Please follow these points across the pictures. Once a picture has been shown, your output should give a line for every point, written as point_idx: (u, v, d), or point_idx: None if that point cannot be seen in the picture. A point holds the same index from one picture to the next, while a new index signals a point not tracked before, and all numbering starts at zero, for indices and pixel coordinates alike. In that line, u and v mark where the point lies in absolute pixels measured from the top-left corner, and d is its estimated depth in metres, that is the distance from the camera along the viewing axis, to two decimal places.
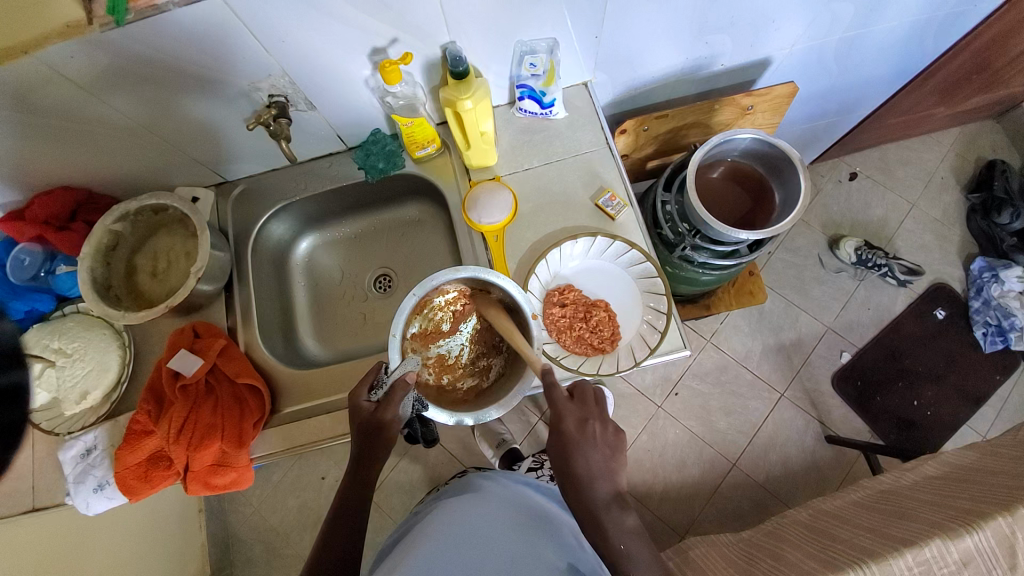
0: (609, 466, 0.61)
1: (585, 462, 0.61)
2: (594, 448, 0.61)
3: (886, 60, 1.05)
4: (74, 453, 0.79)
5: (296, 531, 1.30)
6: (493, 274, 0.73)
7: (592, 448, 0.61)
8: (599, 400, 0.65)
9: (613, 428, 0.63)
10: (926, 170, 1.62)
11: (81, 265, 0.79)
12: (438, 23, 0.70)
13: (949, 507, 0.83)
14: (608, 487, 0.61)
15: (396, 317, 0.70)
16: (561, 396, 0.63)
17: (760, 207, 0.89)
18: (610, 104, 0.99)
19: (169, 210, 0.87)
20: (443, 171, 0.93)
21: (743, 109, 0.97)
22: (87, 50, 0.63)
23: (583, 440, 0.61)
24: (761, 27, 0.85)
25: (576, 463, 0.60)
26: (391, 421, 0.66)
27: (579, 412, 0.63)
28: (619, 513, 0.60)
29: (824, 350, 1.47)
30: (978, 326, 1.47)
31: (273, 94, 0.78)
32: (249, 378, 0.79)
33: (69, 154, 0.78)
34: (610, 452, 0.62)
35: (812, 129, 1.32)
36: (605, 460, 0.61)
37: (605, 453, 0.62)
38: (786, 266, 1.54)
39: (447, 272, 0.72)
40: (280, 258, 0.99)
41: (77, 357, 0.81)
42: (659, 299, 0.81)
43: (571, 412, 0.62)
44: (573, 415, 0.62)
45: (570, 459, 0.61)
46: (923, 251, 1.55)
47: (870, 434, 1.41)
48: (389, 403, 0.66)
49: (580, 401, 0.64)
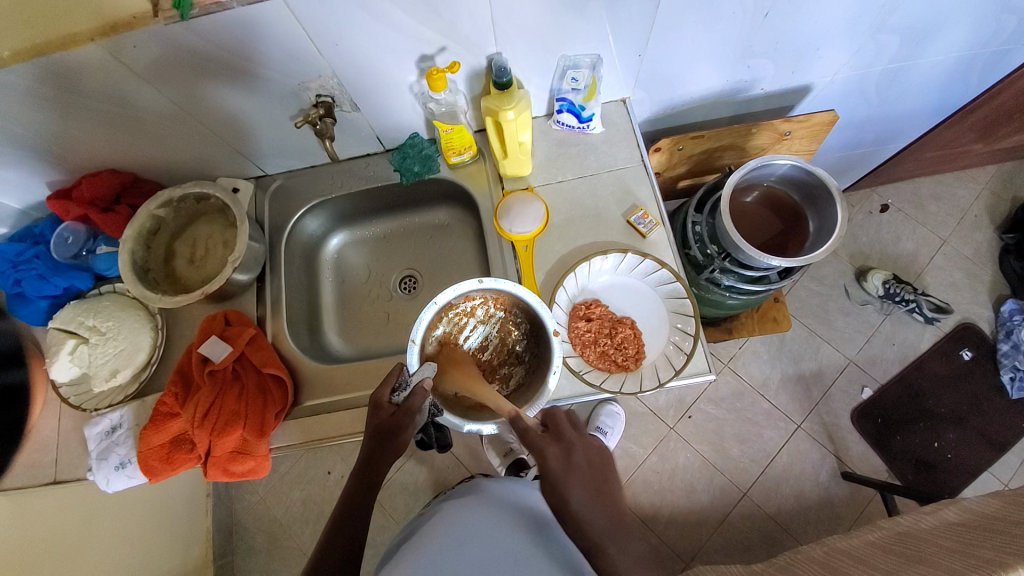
0: (603, 494, 0.58)
1: (578, 494, 0.57)
2: (582, 477, 0.58)
3: (927, 94, 1.04)
4: (99, 430, 0.81)
5: (300, 524, 1.30)
6: (516, 286, 0.74)
7: (580, 477, 0.58)
8: (574, 429, 0.62)
9: (598, 449, 0.61)
10: (959, 207, 1.59)
11: (122, 246, 0.81)
12: (487, 34, 0.72)
13: (971, 555, 0.80)
14: (605, 515, 0.56)
15: (418, 322, 0.73)
16: (534, 434, 0.62)
17: (793, 235, 0.89)
18: (646, 121, 0.99)
19: (211, 200, 0.90)
20: (477, 178, 0.94)
21: (781, 135, 0.97)
22: (150, 41, 0.65)
23: (570, 471, 0.58)
24: (804, 55, 0.85)
25: (569, 495, 0.57)
26: (409, 422, 0.67)
27: (560, 446, 0.60)
28: (620, 540, 0.55)
29: (844, 383, 1.44)
30: (1006, 370, 1.43)
31: (320, 95, 0.80)
32: (274, 369, 0.80)
33: (121, 138, 0.80)
34: (600, 479, 0.58)
35: (846, 158, 1.30)
36: (597, 490, 0.57)
37: (596, 478, 0.58)
38: (810, 295, 1.51)
39: (472, 283, 0.73)
40: (311, 253, 1.00)
41: (111, 335, 0.84)
42: (688, 320, 0.80)
43: (553, 448, 0.59)
44: (553, 450, 0.60)
45: (560, 495, 0.57)
46: (952, 289, 1.51)
47: (888, 473, 1.37)
48: (408, 405, 0.66)
49: (556, 434, 0.61)
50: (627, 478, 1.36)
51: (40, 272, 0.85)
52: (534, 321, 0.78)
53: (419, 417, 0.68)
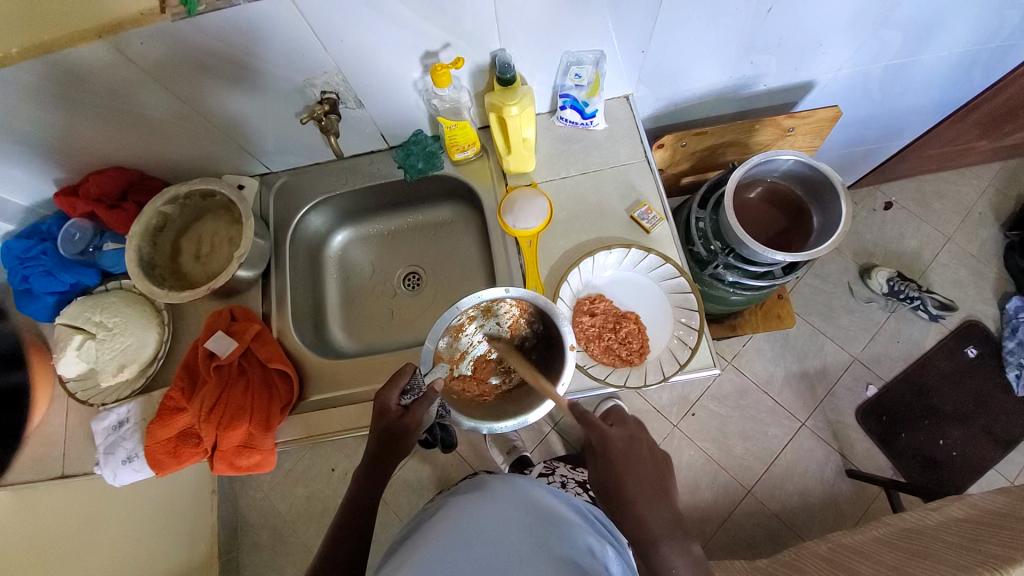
0: (660, 488, 0.71)
1: (638, 483, 0.70)
2: (643, 463, 0.72)
3: (931, 90, 1.04)
4: (107, 424, 0.82)
5: (303, 521, 1.31)
6: (537, 296, 0.72)
7: (640, 463, 0.71)
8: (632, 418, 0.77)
9: (656, 450, 0.73)
10: (963, 204, 1.58)
11: (129, 243, 0.82)
12: (491, 31, 0.72)
13: (976, 551, 0.80)
14: (662, 508, 0.70)
15: (437, 324, 0.72)
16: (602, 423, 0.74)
17: (796, 230, 0.89)
18: (649, 118, 1.00)
19: (216, 197, 0.90)
20: (481, 174, 0.94)
21: (784, 131, 0.97)
22: (157, 38, 0.66)
23: (631, 456, 0.72)
24: (808, 50, 0.85)
25: (628, 479, 0.70)
26: (414, 426, 0.67)
27: (623, 433, 0.74)
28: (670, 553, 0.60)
29: (849, 381, 1.44)
30: (1011, 367, 1.42)
31: (325, 91, 0.81)
32: (279, 363, 0.81)
33: (129, 135, 0.81)
34: (658, 466, 0.72)
35: (850, 155, 1.30)
36: (657, 478, 0.71)
37: (654, 474, 0.71)
38: (814, 292, 1.51)
39: (496, 291, 0.72)
40: (315, 250, 1.01)
41: (118, 331, 0.84)
42: (691, 315, 0.80)
43: (617, 434, 0.73)
44: (618, 437, 0.73)
45: (622, 478, 0.70)
46: (956, 286, 1.51)
47: (892, 470, 1.37)
48: (420, 408, 0.67)
49: (619, 422, 0.75)
50: None
51: (47, 267, 0.86)
52: (548, 324, 0.76)
53: (425, 419, 0.68)
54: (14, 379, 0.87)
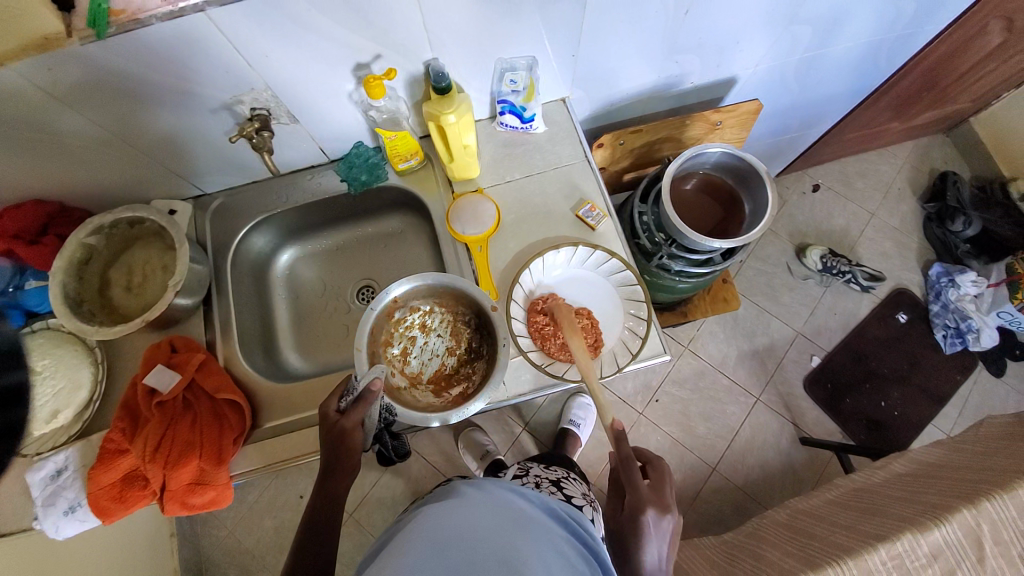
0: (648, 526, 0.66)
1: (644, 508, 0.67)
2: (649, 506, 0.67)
3: (844, 78, 1.12)
4: (42, 475, 0.75)
5: (273, 553, 1.26)
6: (446, 278, 0.76)
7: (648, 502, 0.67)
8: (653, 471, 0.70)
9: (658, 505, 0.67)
10: (883, 181, 1.72)
11: (53, 280, 0.77)
12: (422, 41, 0.73)
13: (917, 502, 0.90)
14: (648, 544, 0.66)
15: (360, 332, 0.72)
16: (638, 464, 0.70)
17: (732, 218, 0.94)
18: (587, 118, 1.03)
19: (145, 223, 0.85)
20: (426, 183, 0.94)
21: (713, 125, 1.02)
22: (64, 63, 0.62)
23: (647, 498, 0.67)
24: (727, 48, 0.90)
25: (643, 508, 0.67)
26: (355, 428, 0.66)
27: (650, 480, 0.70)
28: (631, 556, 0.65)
29: (795, 354, 1.53)
30: (938, 328, 1.55)
31: (255, 108, 0.78)
32: (228, 394, 0.77)
33: (42, 167, 0.76)
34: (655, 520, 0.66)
35: (778, 143, 1.39)
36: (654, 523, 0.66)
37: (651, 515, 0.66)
38: (757, 274, 1.60)
39: (403, 284, 0.75)
40: (259, 271, 0.98)
41: (47, 375, 0.79)
42: (639, 306, 0.83)
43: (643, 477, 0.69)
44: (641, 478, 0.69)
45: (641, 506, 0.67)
46: (883, 258, 1.63)
47: (842, 435, 1.47)
48: (358, 408, 0.66)
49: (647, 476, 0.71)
50: (602, 467, 1.39)
51: None
52: (477, 310, 0.80)
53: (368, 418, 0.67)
54: None
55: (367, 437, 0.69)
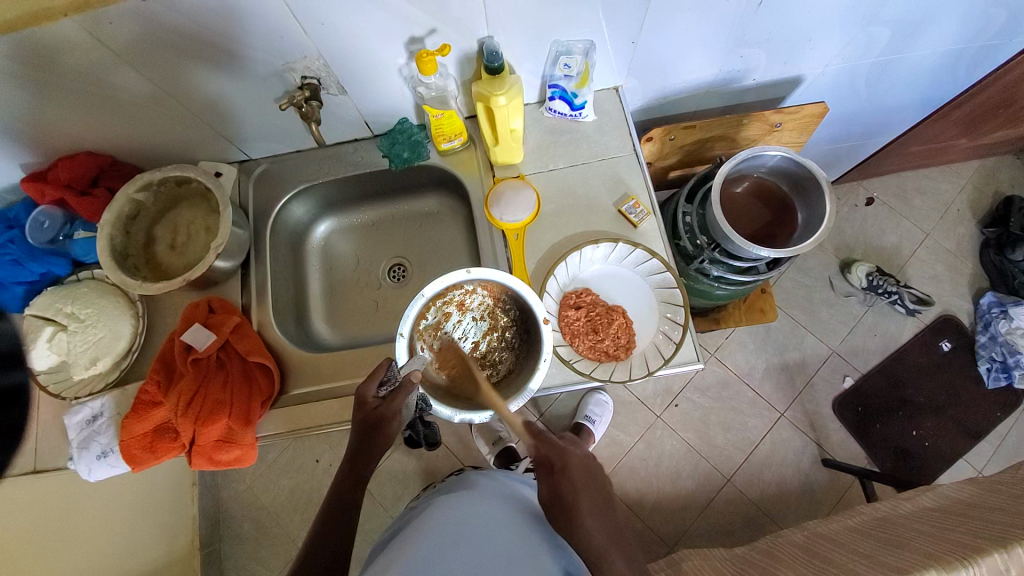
0: (605, 505, 0.62)
1: (587, 497, 0.61)
2: (594, 485, 0.62)
3: (916, 87, 1.05)
4: (80, 419, 0.80)
5: (288, 513, 1.30)
6: (503, 276, 0.73)
7: (593, 482, 0.62)
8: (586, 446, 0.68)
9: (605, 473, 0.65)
10: (943, 200, 1.62)
11: (100, 231, 0.79)
12: (478, 17, 0.70)
13: (944, 539, 0.85)
14: (607, 524, 0.60)
15: (405, 316, 0.73)
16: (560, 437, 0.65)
17: (782, 227, 0.89)
18: (638, 110, 0.99)
19: (192, 183, 0.87)
20: (467, 165, 0.93)
21: (771, 127, 0.97)
22: (127, 17, 0.62)
23: (585, 477, 0.63)
24: (797, 45, 0.84)
25: (580, 498, 0.61)
26: (394, 415, 0.66)
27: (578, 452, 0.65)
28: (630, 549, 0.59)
29: (827, 373, 1.47)
30: (983, 360, 1.47)
31: (306, 76, 0.78)
32: (260, 357, 0.79)
33: (101, 121, 0.78)
34: (607, 491, 0.63)
35: (834, 151, 1.31)
36: (603, 500, 0.62)
37: (605, 494, 0.62)
38: (796, 286, 1.53)
39: (459, 274, 0.73)
40: (296, 240, 0.98)
41: (89, 324, 0.81)
42: (677, 310, 0.80)
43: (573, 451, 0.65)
44: (574, 454, 0.64)
45: (575, 491, 0.61)
46: (933, 281, 1.54)
47: (867, 460, 1.41)
48: (400, 396, 0.66)
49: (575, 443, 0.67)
50: (614, 466, 1.37)
51: (15, 257, 0.83)
52: (524, 308, 0.80)
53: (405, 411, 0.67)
54: (15, 379, 0.85)
55: (401, 425, 0.69)
